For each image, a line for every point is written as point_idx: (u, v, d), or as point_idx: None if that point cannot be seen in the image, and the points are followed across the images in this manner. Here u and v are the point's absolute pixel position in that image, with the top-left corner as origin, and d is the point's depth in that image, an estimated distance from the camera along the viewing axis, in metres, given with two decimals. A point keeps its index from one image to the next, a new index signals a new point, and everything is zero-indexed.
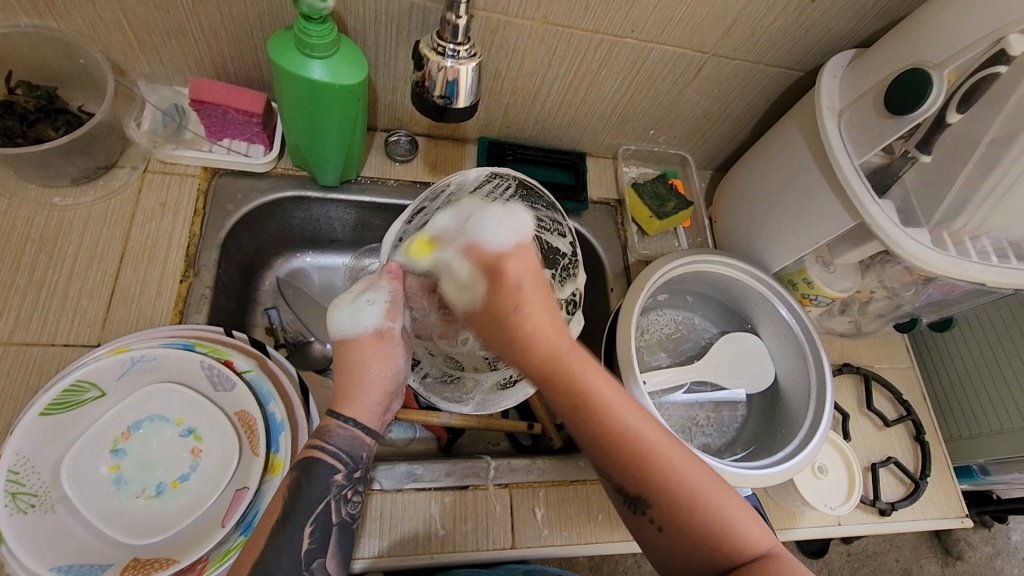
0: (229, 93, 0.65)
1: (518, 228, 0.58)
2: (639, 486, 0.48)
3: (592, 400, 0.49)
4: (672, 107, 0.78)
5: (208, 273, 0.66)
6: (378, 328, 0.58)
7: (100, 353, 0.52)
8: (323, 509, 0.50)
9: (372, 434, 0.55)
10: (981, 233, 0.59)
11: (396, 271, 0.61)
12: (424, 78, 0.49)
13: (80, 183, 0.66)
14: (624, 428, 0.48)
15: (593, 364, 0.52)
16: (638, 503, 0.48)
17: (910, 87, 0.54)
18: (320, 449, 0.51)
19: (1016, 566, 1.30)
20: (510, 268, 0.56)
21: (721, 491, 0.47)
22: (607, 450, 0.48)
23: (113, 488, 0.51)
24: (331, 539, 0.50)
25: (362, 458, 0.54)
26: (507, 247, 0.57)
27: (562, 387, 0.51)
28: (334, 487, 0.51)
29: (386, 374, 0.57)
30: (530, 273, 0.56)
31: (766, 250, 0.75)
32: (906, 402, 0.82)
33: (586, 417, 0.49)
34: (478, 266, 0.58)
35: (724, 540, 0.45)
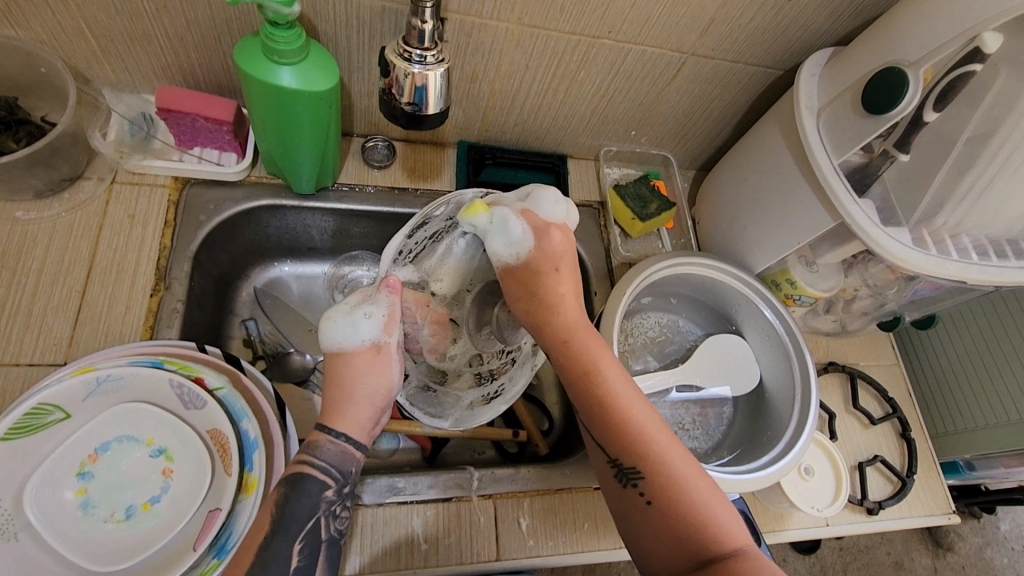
0: (198, 101, 0.63)
1: (572, 210, 0.58)
2: (627, 456, 0.48)
3: (598, 369, 0.52)
4: (652, 108, 0.77)
5: (179, 286, 0.64)
6: (378, 342, 0.56)
7: (64, 373, 0.50)
8: (314, 524, 0.49)
9: (361, 449, 0.54)
10: (961, 231, 0.58)
11: (396, 285, 0.58)
12: (391, 84, 0.48)
13: (44, 197, 0.64)
14: (621, 402, 0.50)
15: (602, 342, 0.54)
16: (627, 472, 0.48)
17: (887, 86, 0.53)
18: (310, 465, 0.51)
19: (1005, 555, 1.31)
20: (556, 238, 0.56)
21: (707, 488, 0.47)
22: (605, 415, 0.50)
23: (80, 512, 0.50)
24: (320, 556, 0.49)
25: (351, 473, 0.53)
26: (556, 222, 0.57)
27: (574, 354, 0.52)
28: (324, 503, 0.50)
29: (379, 391, 0.55)
30: (570, 252, 0.57)
31: (747, 250, 0.74)
32: (891, 400, 0.81)
33: (590, 384, 0.51)
34: (532, 233, 0.56)
35: (701, 522, 0.45)
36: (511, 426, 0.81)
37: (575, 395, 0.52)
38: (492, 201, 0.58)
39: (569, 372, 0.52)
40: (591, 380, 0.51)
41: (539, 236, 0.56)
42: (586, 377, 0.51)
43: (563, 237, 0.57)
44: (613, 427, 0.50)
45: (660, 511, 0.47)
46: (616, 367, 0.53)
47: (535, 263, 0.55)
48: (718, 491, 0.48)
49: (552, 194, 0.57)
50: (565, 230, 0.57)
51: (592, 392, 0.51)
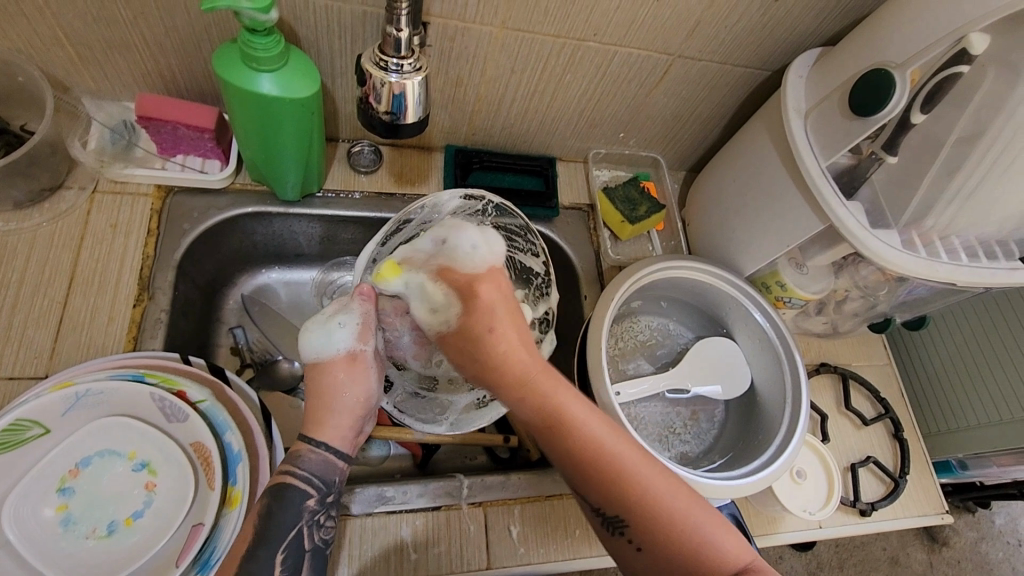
0: (178, 109, 0.63)
1: (494, 246, 0.57)
2: (616, 507, 0.47)
3: (567, 420, 0.48)
4: (640, 109, 0.77)
5: (163, 296, 0.63)
6: (349, 351, 0.56)
7: (43, 388, 0.50)
8: (296, 535, 0.48)
9: (345, 457, 0.54)
10: (951, 233, 0.58)
11: (369, 292, 0.59)
12: (369, 93, 0.47)
13: (25, 207, 0.63)
14: (600, 452, 0.47)
15: (565, 385, 0.51)
16: (614, 521, 0.47)
17: (873, 88, 0.53)
18: (292, 476, 0.50)
19: (1001, 550, 1.31)
20: (484, 291, 0.53)
21: (700, 512, 0.47)
22: (583, 468, 0.47)
23: (61, 528, 0.49)
24: (303, 565, 0.48)
25: (335, 481, 0.52)
26: (482, 267, 0.55)
27: (540, 413, 0.49)
28: (306, 512, 0.49)
29: (358, 398, 0.55)
30: (504, 298, 0.54)
31: (738, 253, 0.74)
32: (883, 400, 0.81)
33: (559, 437, 0.48)
34: (453, 291, 0.54)
35: (703, 558, 0.45)
36: (502, 431, 0.80)
37: (546, 448, 0.49)
38: (405, 255, 0.59)
39: (536, 426, 0.49)
40: (562, 434, 0.48)
41: (462, 291, 0.54)
42: (558, 429, 0.48)
43: (492, 285, 0.54)
44: (595, 480, 0.47)
45: (657, 554, 0.46)
46: (586, 410, 0.49)
47: (467, 319, 0.53)
48: (712, 514, 0.47)
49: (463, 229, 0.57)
50: (494, 271, 0.55)
51: (563, 446, 0.48)
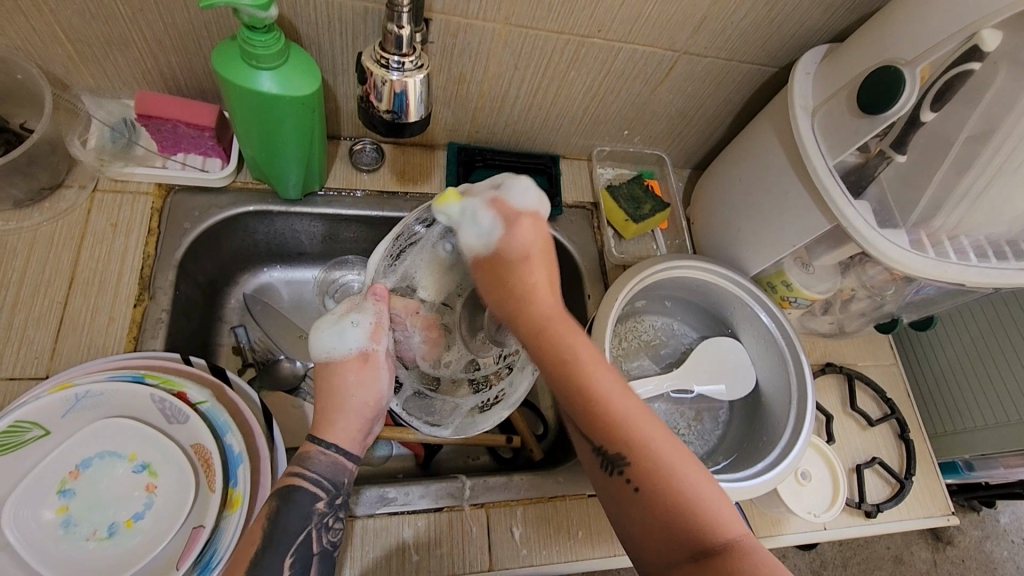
0: (179, 107, 0.62)
1: (542, 199, 0.60)
2: (615, 445, 0.47)
3: (575, 358, 0.50)
4: (645, 106, 0.76)
5: (164, 295, 0.63)
6: (364, 349, 0.56)
7: (42, 390, 0.49)
8: (305, 538, 0.48)
9: (354, 458, 0.53)
10: (960, 232, 0.57)
11: (382, 293, 0.58)
12: (369, 91, 0.46)
13: (25, 206, 0.63)
14: (602, 396, 0.48)
15: (578, 333, 0.52)
16: (610, 462, 0.47)
17: (883, 86, 0.52)
18: (301, 478, 0.50)
19: (1005, 548, 1.31)
20: (524, 226, 0.57)
21: (697, 472, 0.45)
22: (585, 402, 0.48)
23: (61, 531, 0.49)
24: (312, 568, 0.48)
25: (344, 483, 0.52)
26: (527, 211, 0.59)
27: (552, 346, 0.51)
28: (315, 515, 0.49)
29: (370, 399, 0.55)
30: (541, 239, 0.58)
31: (743, 253, 0.73)
32: (890, 400, 0.80)
33: (567, 370, 0.49)
34: (500, 219, 0.58)
35: (700, 512, 0.43)
36: (505, 432, 0.80)
37: (553, 386, 0.50)
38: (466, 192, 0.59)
39: (545, 359, 0.51)
40: (571, 369, 0.49)
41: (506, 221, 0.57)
42: (567, 367, 0.49)
43: (533, 227, 0.58)
44: (598, 420, 0.47)
45: (650, 502, 0.44)
46: (597, 357, 0.50)
47: (502, 250, 0.57)
48: (708, 477, 0.45)
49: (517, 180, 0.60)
50: (537, 218, 0.59)
51: (568, 379, 0.49)
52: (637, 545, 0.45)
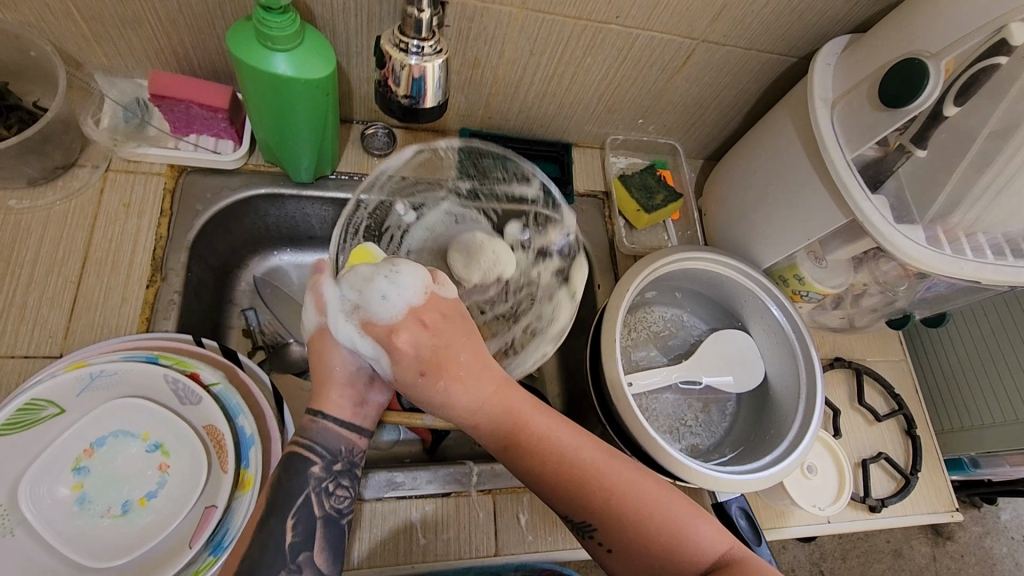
0: (192, 87, 0.62)
1: (408, 290, 0.48)
2: (583, 513, 0.48)
3: (527, 433, 0.49)
4: (661, 95, 0.75)
5: (176, 276, 0.63)
6: (316, 326, 0.52)
7: (57, 369, 0.50)
8: (304, 502, 0.48)
9: (353, 428, 0.52)
10: (978, 229, 0.56)
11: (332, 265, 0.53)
12: (387, 75, 0.46)
13: (38, 184, 0.63)
14: (563, 465, 0.49)
15: (520, 398, 0.50)
16: (584, 526, 0.49)
17: (906, 78, 0.51)
18: (298, 444, 0.50)
19: (1005, 545, 1.31)
20: (406, 344, 0.48)
21: (663, 498, 0.49)
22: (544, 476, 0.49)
23: (77, 507, 0.50)
24: (316, 532, 0.48)
25: (342, 450, 0.52)
26: (399, 320, 0.48)
27: (490, 430, 0.49)
28: (313, 479, 0.49)
29: (341, 367, 0.52)
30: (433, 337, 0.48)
31: (756, 245, 0.73)
32: (897, 396, 0.80)
33: (520, 455, 0.49)
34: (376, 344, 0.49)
35: (681, 545, 0.47)
36: None
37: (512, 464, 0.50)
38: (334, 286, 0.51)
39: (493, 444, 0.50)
40: (526, 455, 0.49)
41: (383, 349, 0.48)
42: (519, 453, 0.49)
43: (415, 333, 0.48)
44: (565, 493, 0.49)
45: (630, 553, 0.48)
46: (539, 417, 0.50)
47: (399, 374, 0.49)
48: (674, 500, 0.49)
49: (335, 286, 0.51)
50: (416, 317, 0.48)
51: (521, 462, 0.49)
52: None
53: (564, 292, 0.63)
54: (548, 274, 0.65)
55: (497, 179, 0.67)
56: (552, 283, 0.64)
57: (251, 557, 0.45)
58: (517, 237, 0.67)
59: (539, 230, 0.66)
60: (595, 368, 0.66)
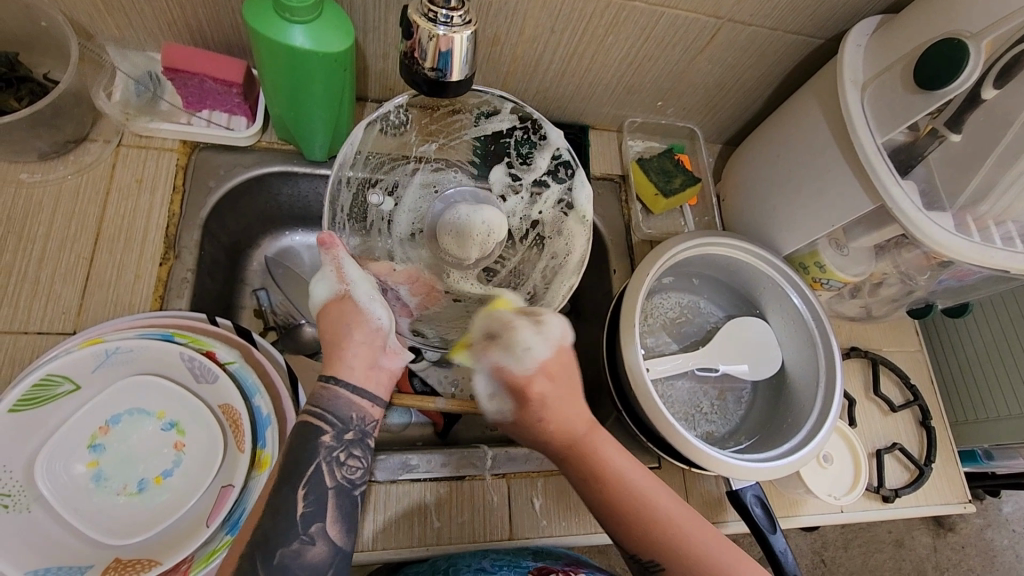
0: (206, 61, 0.60)
1: (547, 343, 0.53)
2: (648, 552, 0.50)
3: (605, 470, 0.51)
4: (682, 76, 0.73)
5: (189, 254, 0.62)
6: (331, 297, 0.54)
7: (72, 345, 0.49)
8: (314, 471, 0.45)
9: (367, 395, 0.50)
10: (1007, 217, 0.55)
11: (328, 240, 0.53)
12: (414, 47, 0.45)
13: (49, 158, 0.62)
14: (632, 502, 0.50)
15: (603, 441, 0.53)
16: (647, 566, 0.50)
17: (945, 60, 0.50)
18: (309, 412, 0.48)
19: (1006, 537, 1.31)
20: (538, 393, 0.51)
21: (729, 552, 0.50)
22: (617, 512, 0.50)
23: (93, 485, 0.50)
24: (329, 504, 0.45)
25: (353, 418, 0.48)
26: (535, 370, 0.52)
27: (576, 465, 0.52)
28: (323, 448, 0.46)
29: (360, 329, 0.52)
30: (558, 384, 0.52)
31: (777, 232, 0.71)
32: (913, 387, 0.79)
33: (596, 491, 0.51)
34: (509, 391, 0.53)
35: None
36: None
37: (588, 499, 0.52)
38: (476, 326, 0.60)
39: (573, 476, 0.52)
40: (604, 494, 0.51)
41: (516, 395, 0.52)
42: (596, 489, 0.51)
43: (545, 383, 0.52)
44: (636, 534, 0.50)
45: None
46: (618, 456, 0.52)
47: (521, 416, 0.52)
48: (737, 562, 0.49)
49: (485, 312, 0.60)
50: (547, 368, 0.53)
51: (597, 498, 0.51)
52: None
53: (573, 219, 0.66)
54: (550, 207, 0.68)
55: (463, 126, 0.66)
56: (556, 214, 0.68)
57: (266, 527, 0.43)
58: (505, 180, 0.70)
59: (529, 161, 0.68)
60: (612, 353, 0.66)
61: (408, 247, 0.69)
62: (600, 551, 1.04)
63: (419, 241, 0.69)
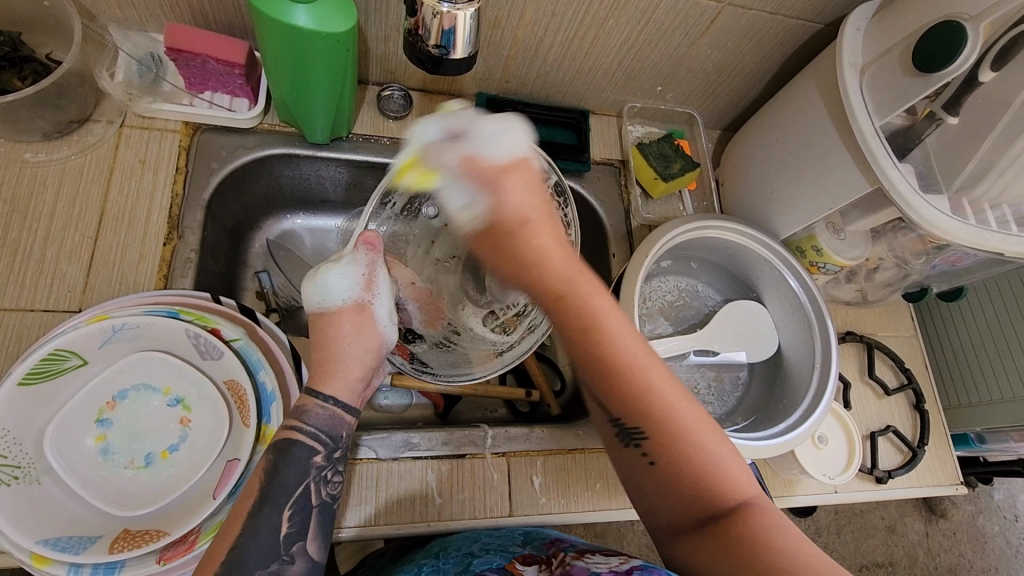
0: (208, 41, 0.60)
1: (521, 141, 0.50)
2: (631, 416, 0.44)
3: (596, 322, 0.44)
4: (683, 60, 0.73)
5: (193, 235, 0.63)
6: (348, 305, 0.52)
7: (79, 321, 0.50)
8: (303, 491, 0.46)
9: (354, 411, 0.51)
10: (1002, 201, 0.56)
11: (373, 243, 0.55)
12: (418, 25, 0.46)
13: (52, 138, 0.62)
14: (622, 355, 0.44)
15: (599, 287, 0.46)
16: (631, 432, 0.44)
17: (943, 41, 0.50)
18: (298, 431, 0.48)
19: (996, 524, 1.33)
20: (516, 188, 0.47)
21: (709, 427, 0.44)
22: (604, 367, 0.44)
23: (100, 458, 0.51)
24: (311, 522, 0.46)
25: (342, 437, 0.50)
26: (508, 161, 0.48)
27: (566, 308, 0.45)
28: (313, 468, 0.47)
29: (369, 350, 0.52)
30: (535, 193, 0.48)
31: (775, 216, 0.72)
32: (907, 370, 0.80)
33: (586, 341, 0.44)
34: (478, 184, 0.48)
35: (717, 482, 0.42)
36: (523, 385, 0.80)
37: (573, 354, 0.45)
38: (422, 145, 0.53)
39: (556, 323, 0.46)
40: (595, 357, 0.44)
41: (488, 186, 0.47)
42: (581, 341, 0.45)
43: (523, 179, 0.48)
44: (620, 392, 0.44)
45: (670, 475, 0.43)
46: (612, 309, 0.46)
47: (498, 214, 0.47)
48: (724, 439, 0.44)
49: (424, 124, 0.54)
50: (523, 164, 0.49)
51: (589, 362, 0.44)
52: (659, 515, 0.44)
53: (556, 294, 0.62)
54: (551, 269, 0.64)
55: None
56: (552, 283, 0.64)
57: (238, 547, 0.43)
58: None
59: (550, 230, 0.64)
60: None
61: (436, 271, 0.66)
62: (597, 533, 1.06)
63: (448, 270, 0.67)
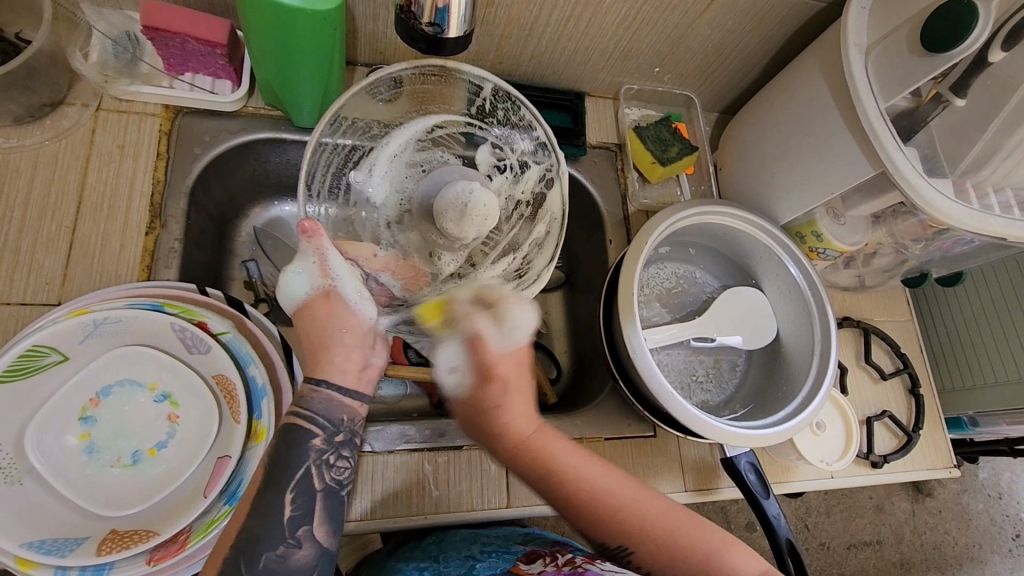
0: (187, 19, 0.57)
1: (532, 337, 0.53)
2: (616, 537, 0.47)
3: (553, 465, 0.50)
4: (682, 39, 0.71)
5: (175, 224, 0.61)
6: (308, 298, 0.50)
7: (58, 315, 0.48)
8: (304, 475, 0.44)
9: (355, 394, 0.49)
10: (1005, 184, 0.55)
11: (313, 227, 0.49)
12: (410, 2, 0.44)
13: (24, 122, 0.59)
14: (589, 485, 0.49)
15: (557, 436, 0.52)
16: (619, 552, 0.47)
17: (952, 20, 0.49)
18: (297, 415, 0.46)
19: (981, 501, 1.35)
20: (502, 369, 0.51)
21: (699, 532, 0.48)
22: (577, 506, 0.48)
23: (85, 456, 0.49)
24: (317, 506, 0.44)
25: (344, 419, 0.47)
26: (513, 349, 0.52)
27: (526, 459, 0.50)
28: (313, 452, 0.45)
29: (350, 330, 0.50)
30: (519, 366, 0.52)
31: (776, 198, 0.70)
32: (903, 355, 0.80)
33: (551, 483, 0.49)
34: (475, 361, 0.51)
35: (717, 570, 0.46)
36: None
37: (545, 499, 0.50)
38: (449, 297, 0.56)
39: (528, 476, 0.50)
40: (566, 495, 0.49)
41: (484, 369, 0.51)
42: (596, 506, 0.48)
43: (509, 359, 0.52)
44: (596, 521, 0.48)
45: None
46: (570, 455, 0.51)
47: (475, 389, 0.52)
48: (730, 544, 0.48)
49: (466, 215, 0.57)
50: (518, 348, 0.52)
51: (563, 500, 0.49)
52: None
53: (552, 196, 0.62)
54: (532, 185, 0.63)
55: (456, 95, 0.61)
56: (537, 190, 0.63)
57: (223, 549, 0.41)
58: (490, 159, 0.65)
59: (508, 140, 0.63)
60: (609, 320, 0.67)
61: (395, 231, 0.63)
62: None
63: (407, 225, 0.64)
